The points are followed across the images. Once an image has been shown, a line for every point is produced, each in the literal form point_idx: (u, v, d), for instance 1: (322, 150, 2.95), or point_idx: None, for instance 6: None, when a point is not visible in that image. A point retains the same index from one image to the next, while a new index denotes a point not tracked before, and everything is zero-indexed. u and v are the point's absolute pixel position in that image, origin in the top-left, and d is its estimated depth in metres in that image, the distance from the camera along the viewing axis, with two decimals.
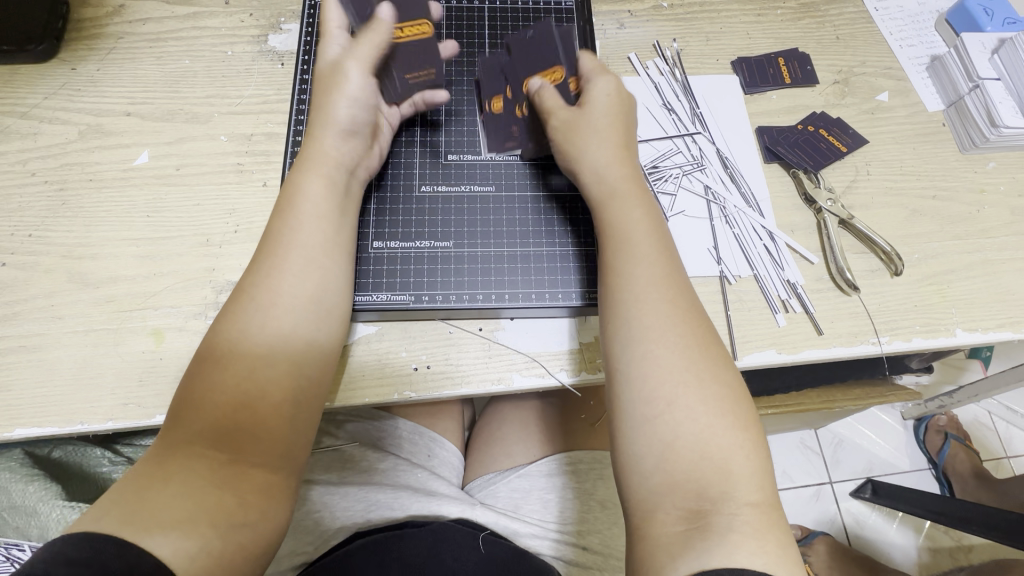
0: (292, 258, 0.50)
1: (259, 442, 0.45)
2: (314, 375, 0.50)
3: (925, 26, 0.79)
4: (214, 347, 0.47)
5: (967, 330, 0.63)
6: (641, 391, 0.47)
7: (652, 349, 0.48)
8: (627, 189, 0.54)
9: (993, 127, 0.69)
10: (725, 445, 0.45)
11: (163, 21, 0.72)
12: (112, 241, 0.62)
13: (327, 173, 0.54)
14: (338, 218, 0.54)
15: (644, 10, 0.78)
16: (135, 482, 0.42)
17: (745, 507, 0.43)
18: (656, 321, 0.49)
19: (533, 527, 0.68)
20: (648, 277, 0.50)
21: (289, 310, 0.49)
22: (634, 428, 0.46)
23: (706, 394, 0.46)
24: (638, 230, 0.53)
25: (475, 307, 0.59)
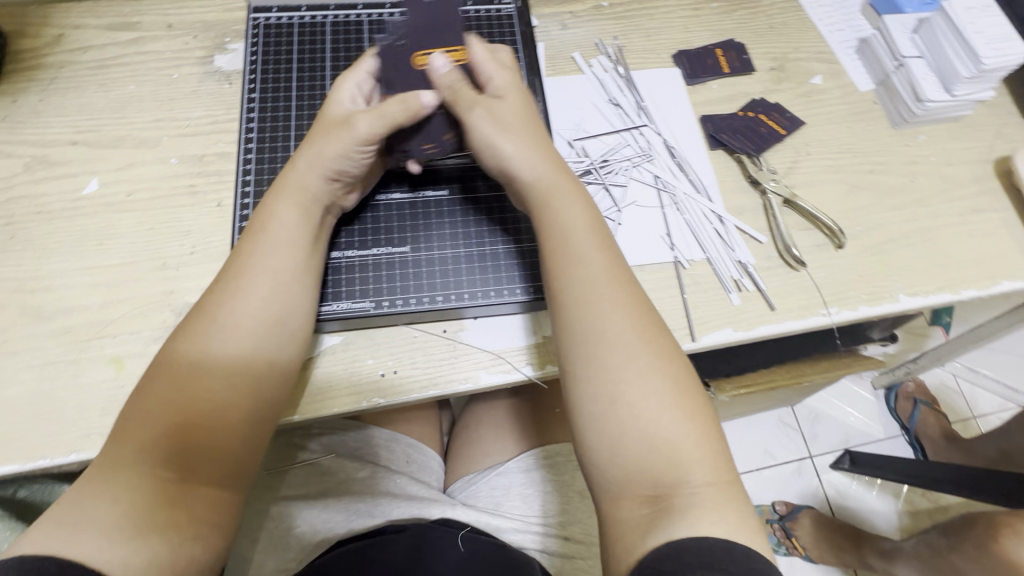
0: (257, 282, 0.51)
1: (212, 463, 0.47)
2: (271, 397, 0.50)
3: (851, 11, 0.83)
4: (175, 366, 0.48)
5: (910, 295, 0.67)
6: (593, 378, 0.48)
7: (602, 338, 0.49)
8: (557, 185, 0.55)
9: (919, 102, 0.73)
10: (674, 427, 0.46)
11: (105, 47, 0.72)
12: (65, 272, 0.61)
13: (303, 206, 0.54)
14: (310, 246, 0.55)
15: (585, 11, 0.80)
16: (86, 499, 0.43)
17: (698, 483, 0.45)
18: (605, 310, 0.50)
19: (515, 522, 0.69)
20: (594, 269, 0.52)
21: (252, 335, 0.50)
22: (590, 416, 0.48)
23: (657, 386, 0.47)
24: (580, 224, 0.54)
25: (435, 309, 0.59)
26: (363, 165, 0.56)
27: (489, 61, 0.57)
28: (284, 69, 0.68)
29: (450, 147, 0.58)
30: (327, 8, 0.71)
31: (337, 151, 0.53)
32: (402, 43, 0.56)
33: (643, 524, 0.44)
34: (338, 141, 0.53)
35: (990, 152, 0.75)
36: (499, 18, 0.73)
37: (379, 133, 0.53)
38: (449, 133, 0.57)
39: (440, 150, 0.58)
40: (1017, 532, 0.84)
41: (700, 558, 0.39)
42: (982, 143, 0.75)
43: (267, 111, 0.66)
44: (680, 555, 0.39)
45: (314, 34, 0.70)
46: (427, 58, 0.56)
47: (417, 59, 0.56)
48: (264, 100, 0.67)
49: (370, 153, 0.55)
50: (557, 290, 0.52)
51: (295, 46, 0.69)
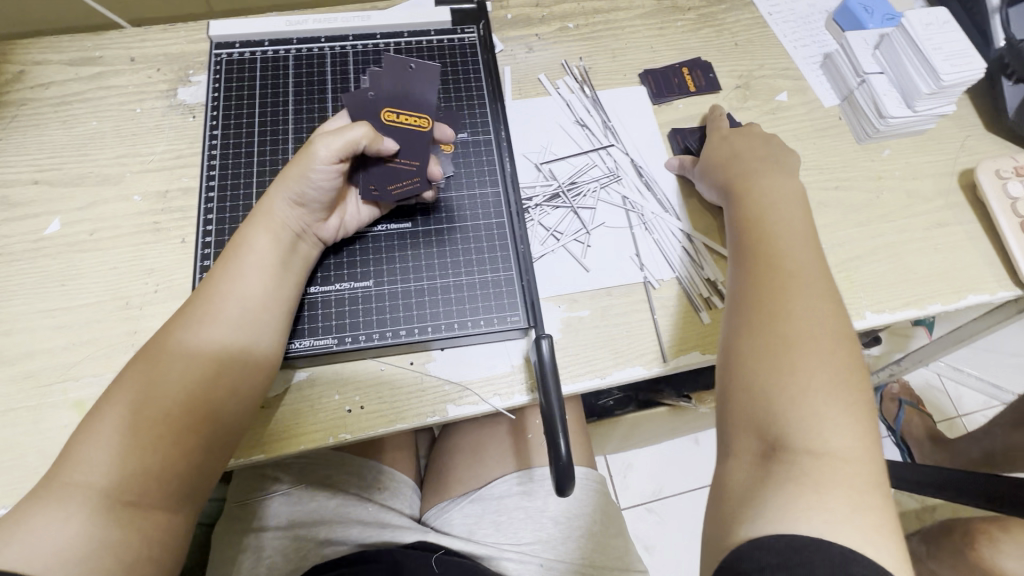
0: (227, 307, 0.52)
1: (164, 486, 0.47)
2: (231, 425, 0.51)
3: (815, 27, 0.84)
4: (140, 384, 0.48)
5: (876, 311, 0.67)
6: (755, 342, 0.49)
7: (796, 309, 0.50)
8: (769, 174, 0.62)
9: (882, 118, 0.73)
10: (824, 404, 0.45)
11: (67, 83, 0.71)
12: (27, 314, 0.60)
13: (274, 232, 0.55)
14: (281, 272, 0.55)
15: (550, 33, 0.80)
16: (38, 515, 0.44)
17: (828, 453, 0.43)
18: (801, 289, 0.51)
19: (488, 549, 0.70)
20: (786, 250, 0.54)
21: (216, 362, 0.50)
22: (730, 377, 0.50)
23: (835, 372, 0.47)
24: (785, 218, 0.57)
25: (401, 342, 0.59)
26: (329, 190, 0.55)
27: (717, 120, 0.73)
28: (246, 101, 0.68)
29: (393, 198, 0.60)
30: (290, 41, 0.71)
31: (302, 175, 0.54)
32: (370, 94, 0.57)
33: (747, 482, 0.45)
34: (304, 161, 0.54)
35: (955, 165, 0.76)
36: (462, 47, 0.73)
37: (340, 151, 0.53)
38: (397, 185, 0.59)
39: (384, 197, 0.59)
40: (995, 542, 0.85)
41: (781, 557, 0.37)
42: (946, 156, 0.76)
43: (229, 143, 0.66)
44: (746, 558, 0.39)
45: (277, 69, 0.69)
46: (392, 114, 0.57)
47: (384, 112, 0.57)
48: (226, 133, 0.66)
49: (332, 176, 0.55)
50: (747, 264, 0.55)
51: (258, 77, 0.69)
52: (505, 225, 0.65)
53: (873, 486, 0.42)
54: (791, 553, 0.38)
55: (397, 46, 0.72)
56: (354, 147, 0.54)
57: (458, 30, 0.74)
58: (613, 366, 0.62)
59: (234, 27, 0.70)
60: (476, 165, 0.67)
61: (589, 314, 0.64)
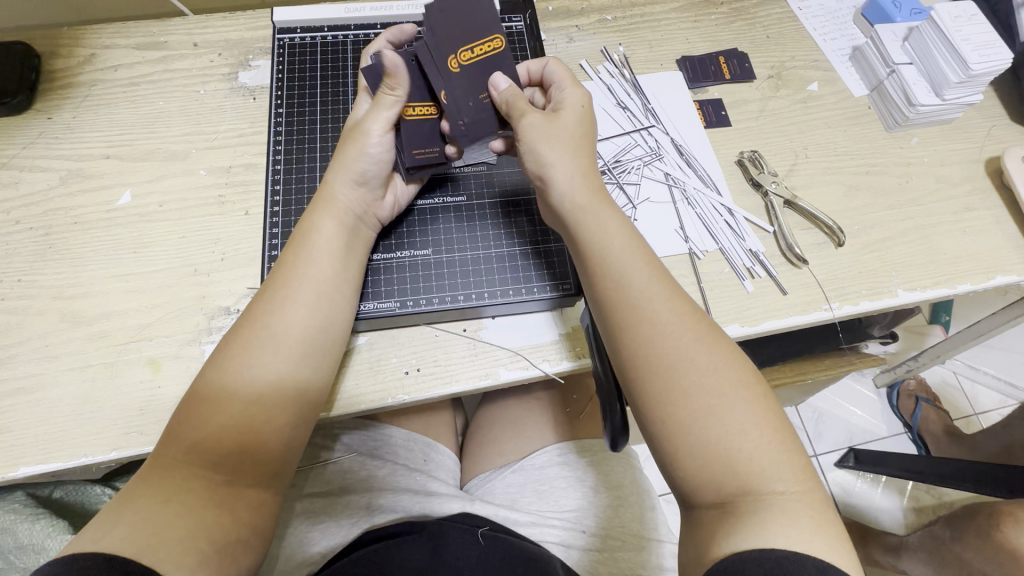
0: (304, 292, 0.55)
1: (261, 460, 0.51)
2: (309, 403, 0.54)
3: (844, 21, 0.87)
4: (225, 370, 0.52)
5: (908, 290, 0.70)
6: (644, 395, 0.49)
7: (659, 354, 0.49)
8: (595, 201, 0.56)
9: (912, 106, 0.76)
10: (752, 439, 0.46)
11: (134, 66, 0.75)
12: (101, 279, 0.63)
13: (339, 216, 0.58)
14: (345, 256, 0.58)
15: (590, 24, 0.84)
16: (136, 500, 0.46)
17: (784, 487, 0.45)
18: (662, 331, 0.50)
19: (532, 515, 0.72)
20: (641, 288, 0.52)
21: (295, 342, 0.54)
22: (666, 449, 0.48)
23: (736, 409, 0.47)
24: (623, 248, 0.54)
25: (457, 308, 0.62)
26: (384, 164, 0.59)
27: (564, 81, 0.62)
28: (307, 82, 0.71)
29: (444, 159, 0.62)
30: (348, 28, 0.74)
31: (359, 155, 0.58)
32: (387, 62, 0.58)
33: (713, 528, 0.45)
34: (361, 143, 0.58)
35: (980, 153, 0.79)
36: (509, 34, 0.77)
37: (388, 119, 0.58)
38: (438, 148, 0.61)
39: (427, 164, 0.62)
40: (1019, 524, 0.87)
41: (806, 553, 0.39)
42: (973, 144, 0.79)
43: (293, 121, 0.70)
44: (743, 564, 0.40)
45: (336, 53, 0.73)
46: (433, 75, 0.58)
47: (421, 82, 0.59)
48: (290, 113, 0.70)
49: (388, 144, 0.59)
50: (629, 317, 0.51)
51: (318, 60, 0.73)
52: None
53: (808, 473, 0.46)
54: (770, 564, 0.39)
55: None
56: (388, 103, 0.58)
57: (505, 18, 0.77)
58: None
59: (296, 13, 0.73)
60: None
61: None
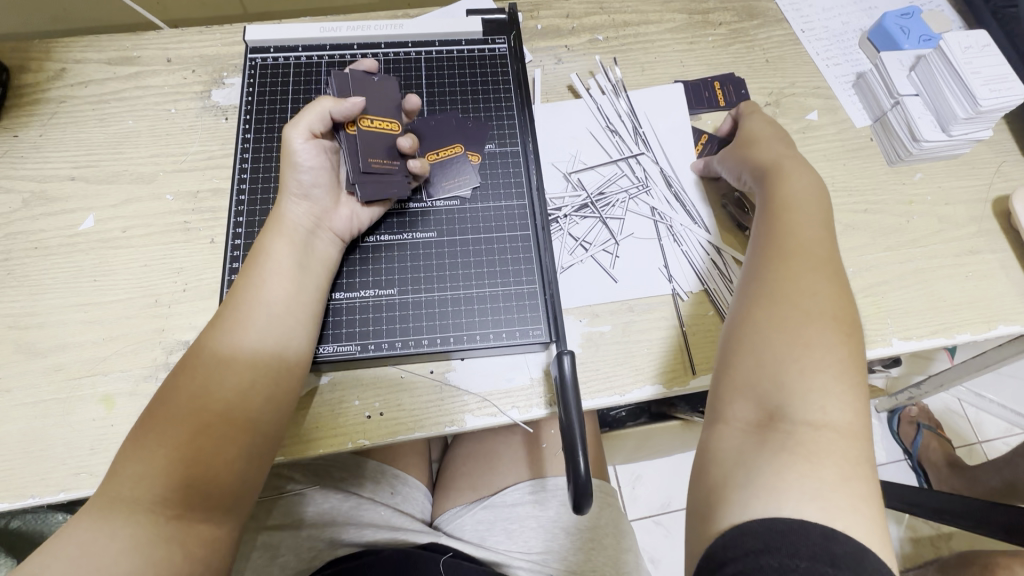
0: (256, 316, 0.53)
1: (212, 493, 0.48)
2: (267, 428, 0.52)
3: (849, 45, 0.83)
4: (176, 398, 0.50)
5: (903, 338, 0.66)
6: (750, 308, 0.51)
7: (784, 270, 0.52)
8: (801, 162, 0.62)
9: (916, 141, 0.72)
10: (822, 372, 0.46)
11: (105, 82, 0.73)
12: (59, 308, 0.61)
13: (291, 237, 0.56)
14: (301, 274, 0.56)
15: (580, 44, 0.80)
16: (81, 533, 0.45)
17: (823, 425, 0.44)
18: (798, 257, 0.52)
19: (500, 556, 0.71)
20: (805, 224, 0.55)
21: (246, 365, 0.51)
22: (729, 349, 0.51)
23: (834, 350, 0.47)
24: (803, 193, 0.58)
25: (422, 351, 0.59)
26: (319, 173, 0.59)
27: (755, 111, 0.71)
28: (278, 105, 0.69)
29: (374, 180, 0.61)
30: (323, 48, 0.72)
31: (299, 166, 0.58)
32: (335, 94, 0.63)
33: (737, 450, 0.45)
34: (301, 152, 0.58)
35: (988, 192, 0.74)
36: (492, 57, 0.73)
37: (313, 127, 0.58)
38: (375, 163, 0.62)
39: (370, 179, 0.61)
40: None
41: None
42: (981, 182, 0.75)
43: (261, 147, 0.67)
44: None
45: (309, 74, 0.70)
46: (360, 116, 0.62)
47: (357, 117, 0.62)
48: (259, 138, 0.67)
49: (321, 149, 0.59)
50: (768, 235, 0.55)
51: (291, 82, 0.70)
52: (530, 238, 0.65)
53: None
54: (772, 536, 0.38)
55: (414, 55, 0.72)
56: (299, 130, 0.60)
57: (489, 40, 0.74)
58: (633, 383, 0.62)
59: (269, 32, 0.71)
60: (503, 175, 0.67)
61: (610, 329, 0.64)
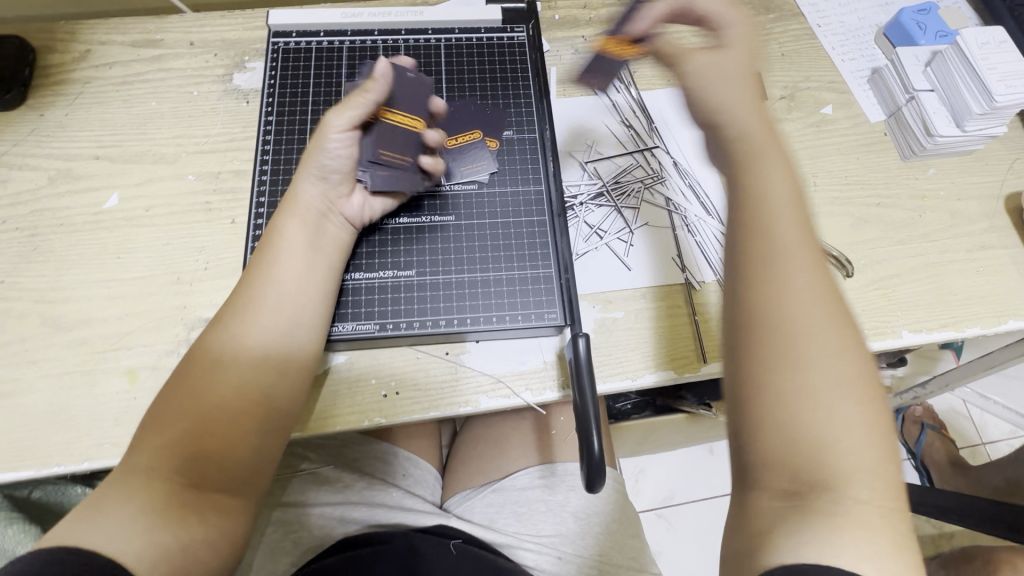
0: (268, 295, 0.53)
1: (228, 463, 0.49)
2: (280, 405, 0.53)
3: (865, 41, 0.83)
4: (192, 374, 0.51)
5: (913, 331, 0.67)
6: (758, 361, 0.44)
7: (786, 303, 0.45)
8: (772, 152, 0.53)
9: (930, 136, 0.72)
10: (851, 437, 0.41)
11: (129, 64, 0.74)
12: (83, 283, 0.63)
13: (306, 217, 0.57)
14: (315, 256, 0.57)
15: (597, 35, 0.81)
16: (99, 499, 0.45)
17: (863, 498, 0.40)
18: (791, 284, 0.46)
19: (509, 538, 0.72)
20: (790, 239, 0.48)
21: (260, 344, 0.52)
22: (747, 423, 0.44)
23: (845, 393, 0.42)
24: (787, 197, 0.50)
25: (439, 332, 0.60)
26: (344, 161, 0.58)
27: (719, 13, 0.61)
28: (300, 89, 0.70)
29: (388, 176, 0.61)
30: (344, 33, 0.72)
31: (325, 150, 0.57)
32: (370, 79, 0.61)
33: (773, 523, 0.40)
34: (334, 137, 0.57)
35: (1000, 188, 0.75)
36: (511, 46, 0.74)
37: (352, 118, 0.57)
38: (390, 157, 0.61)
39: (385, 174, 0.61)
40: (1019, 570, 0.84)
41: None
42: (993, 178, 0.75)
43: (283, 130, 0.68)
44: None
45: (331, 59, 0.71)
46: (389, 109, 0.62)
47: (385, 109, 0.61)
48: (281, 121, 0.68)
49: (352, 139, 0.58)
50: (747, 254, 0.48)
51: (313, 66, 0.71)
52: (546, 225, 0.66)
53: None
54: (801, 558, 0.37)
55: (434, 42, 0.73)
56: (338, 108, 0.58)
57: (508, 29, 0.75)
58: (645, 369, 0.63)
59: (292, 16, 0.72)
60: (520, 162, 0.68)
61: (623, 316, 0.65)
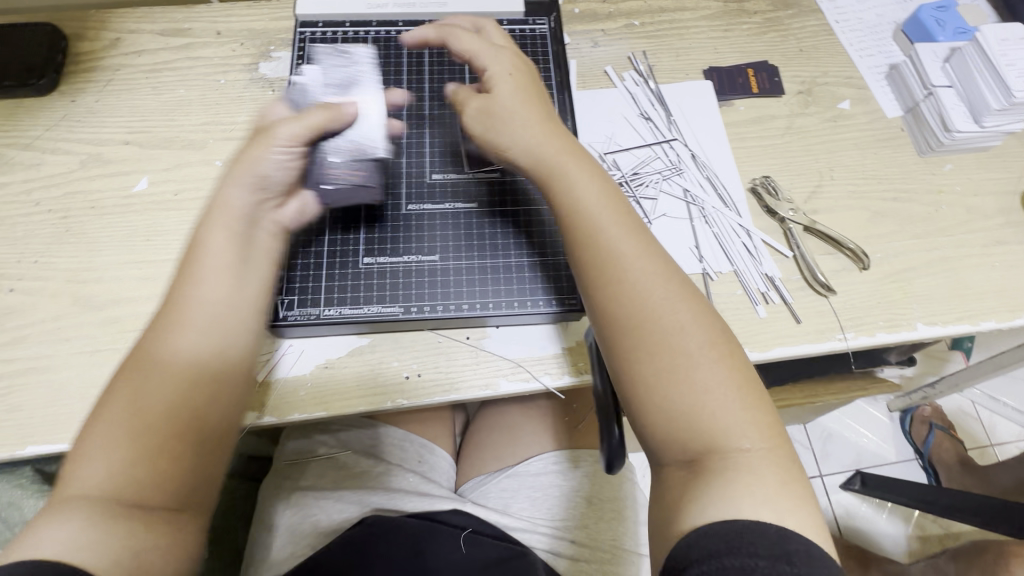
0: (184, 310, 0.49)
1: (166, 490, 0.45)
2: (216, 422, 0.49)
3: (883, 37, 0.84)
4: (117, 394, 0.47)
5: (928, 323, 0.67)
6: (630, 349, 0.49)
7: (630, 293, 0.50)
8: (570, 153, 0.55)
9: (947, 132, 0.73)
10: (717, 407, 0.46)
11: (158, 52, 0.76)
12: (114, 265, 0.64)
13: (235, 224, 0.52)
14: (243, 266, 0.52)
15: (616, 29, 0.82)
16: (32, 529, 0.42)
17: (749, 447, 0.45)
18: (629, 280, 0.51)
19: (523, 522, 0.73)
20: (616, 241, 0.52)
21: (180, 361, 0.48)
22: (642, 414, 0.48)
23: (718, 368, 0.48)
24: (594, 198, 0.53)
25: (461, 316, 0.62)
26: (287, 171, 0.54)
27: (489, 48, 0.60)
28: None
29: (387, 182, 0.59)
30: (370, 24, 0.74)
31: (262, 158, 0.53)
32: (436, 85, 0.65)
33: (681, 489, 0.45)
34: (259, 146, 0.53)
35: (1017, 185, 0.75)
36: (533, 37, 0.75)
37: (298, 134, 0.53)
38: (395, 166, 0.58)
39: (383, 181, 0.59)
40: None
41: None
42: (1009, 175, 0.75)
43: None
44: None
45: None
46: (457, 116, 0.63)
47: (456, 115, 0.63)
48: None
49: (296, 153, 0.54)
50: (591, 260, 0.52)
51: None
52: None
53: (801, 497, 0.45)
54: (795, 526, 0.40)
55: None
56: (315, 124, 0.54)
57: (529, 21, 0.76)
58: None
59: (319, 7, 0.73)
60: None
61: None
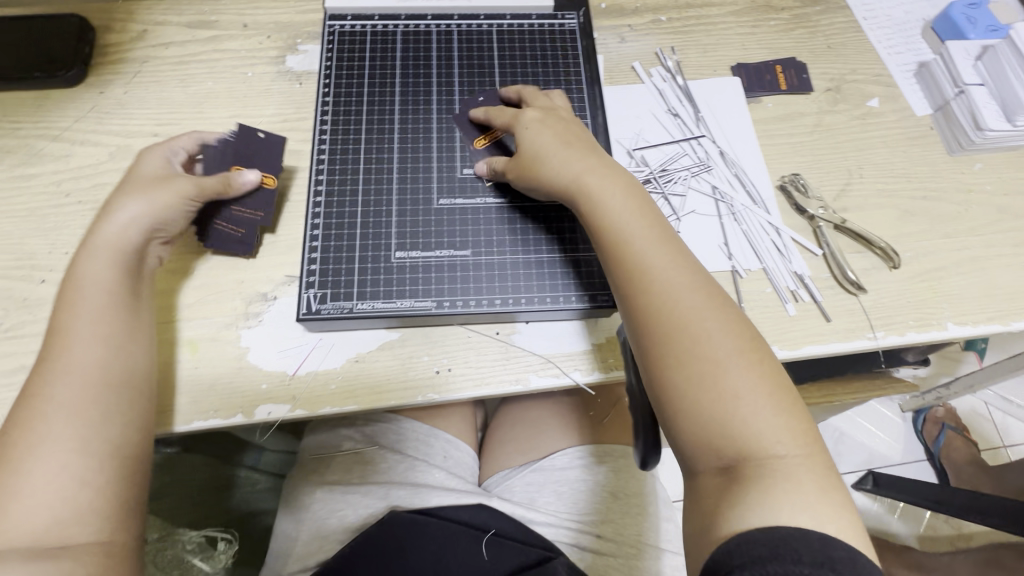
0: (88, 338, 0.51)
1: (91, 520, 0.47)
2: (134, 449, 0.51)
3: (912, 35, 0.83)
4: (34, 426, 0.48)
5: (958, 323, 0.67)
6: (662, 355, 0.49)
7: (660, 298, 0.51)
8: (600, 171, 0.58)
9: (979, 130, 0.72)
10: (752, 416, 0.46)
11: (185, 44, 0.76)
12: None
13: (114, 257, 0.55)
14: (123, 292, 0.54)
15: (643, 24, 0.81)
16: None
17: (784, 453, 0.45)
18: (658, 285, 0.52)
19: (548, 518, 0.73)
20: (647, 250, 0.53)
21: (91, 389, 0.50)
22: (676, 424, 0.48)
23: (753, 376, 0.47)
24: (624, 209, 0.55)
25: (492, 312, 0.61)
26: (182, 219, 0.59)
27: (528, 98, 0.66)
28: (357, 70, 0.71)
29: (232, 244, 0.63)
30: (399, 17, 0.73)
31: (159, 203, 0.57)
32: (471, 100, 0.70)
33: (715, 495, 0.45)
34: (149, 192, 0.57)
35: None
36: (562, 32, 0.75)
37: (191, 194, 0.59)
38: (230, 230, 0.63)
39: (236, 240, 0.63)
40: None
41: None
42: None
43: (341, 108, 0.69)
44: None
45: (386, 42, 0.72)
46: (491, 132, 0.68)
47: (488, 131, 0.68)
48: (338, 100, 0.69)
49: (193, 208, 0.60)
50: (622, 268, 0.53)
51: (369, 49, 0.72)
52: None
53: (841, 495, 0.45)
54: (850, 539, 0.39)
55: (487, 27, 0.74)
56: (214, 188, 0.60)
57: (558, 15, 0.75)
58: None
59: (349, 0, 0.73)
60: None
61: None
